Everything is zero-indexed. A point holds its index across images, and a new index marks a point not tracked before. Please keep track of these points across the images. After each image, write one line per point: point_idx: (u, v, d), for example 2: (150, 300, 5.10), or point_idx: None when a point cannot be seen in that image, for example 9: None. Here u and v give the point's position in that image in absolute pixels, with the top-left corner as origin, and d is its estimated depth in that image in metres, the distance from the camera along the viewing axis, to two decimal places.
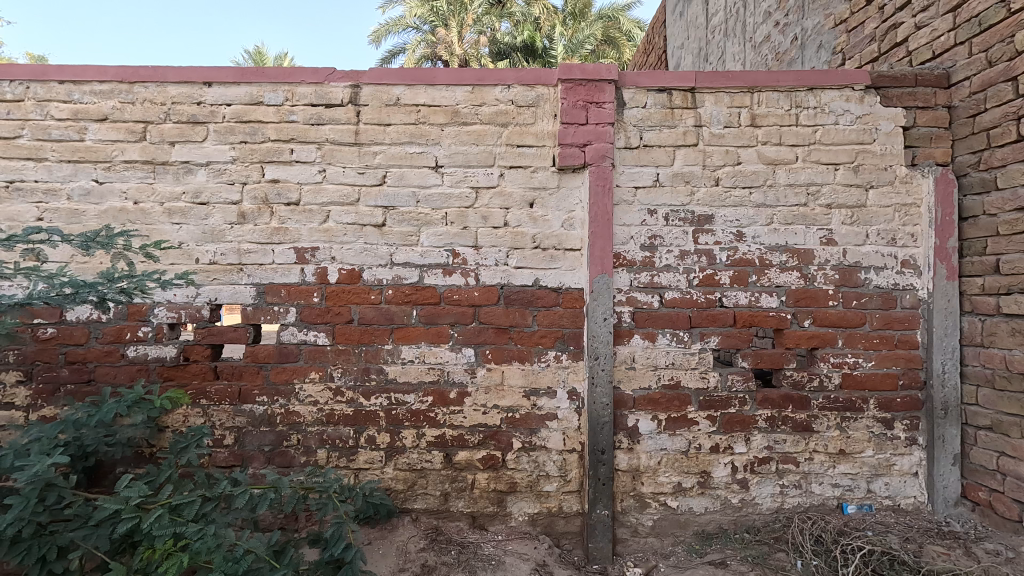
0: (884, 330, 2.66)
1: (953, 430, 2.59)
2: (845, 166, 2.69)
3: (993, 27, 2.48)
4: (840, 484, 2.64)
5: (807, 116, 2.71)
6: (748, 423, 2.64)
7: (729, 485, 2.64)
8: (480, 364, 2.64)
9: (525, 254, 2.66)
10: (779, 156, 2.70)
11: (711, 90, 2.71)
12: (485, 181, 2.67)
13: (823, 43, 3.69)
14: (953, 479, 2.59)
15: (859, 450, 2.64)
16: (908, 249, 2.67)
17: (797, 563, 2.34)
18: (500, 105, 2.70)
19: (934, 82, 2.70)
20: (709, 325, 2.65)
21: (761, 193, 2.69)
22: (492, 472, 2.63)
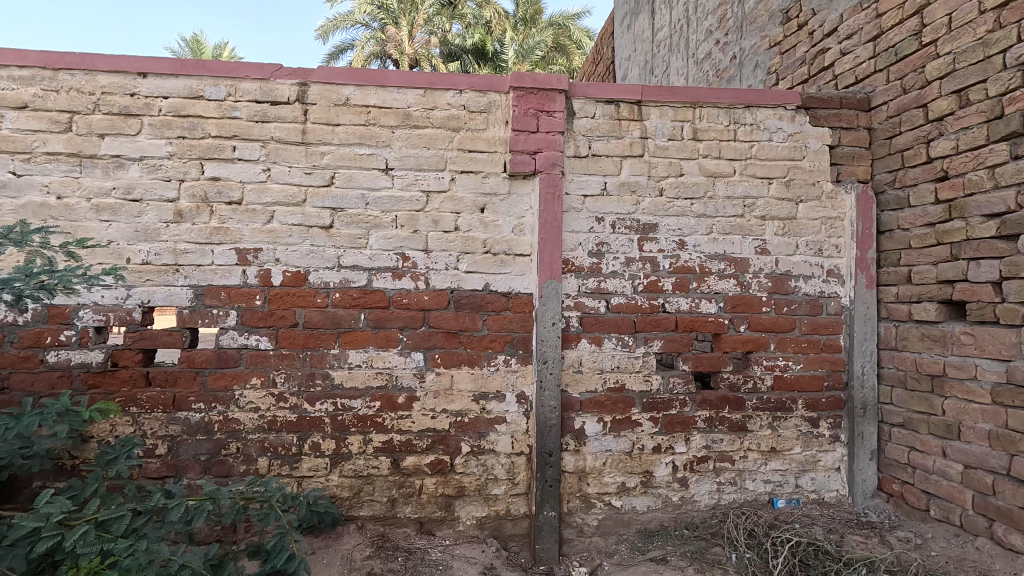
0: (812, 335, 2.84)
1: (871, 427, 2.80)
2: (778, 181, 2.86)
3: (907, 57, 2.71)
4: (771, 480, 2.80)
5: (744, 132, 2.86)
6: (688, 424, 2.75)
7: (670, 484, 2.74)
8: (430, 369, 2.63)
9: (475, 259, 2.67)
10: (718, 169, 2.83)
11: (656, 103, 2.82)
12: (435, 185, 2.67)
13: (759, 63, 3.91)
14: (870, 473, 2.80)
15: (788, 448, 2.81)
16: (833, 259, 2.87)
17: (731, 557, 2.46)
18: (452, 109, 2.71)
19: (857, 105, 2.92)
20: (653, 330, 2.76)
21: (702, 204, 2.82)
22: (441, 477, 2.62)
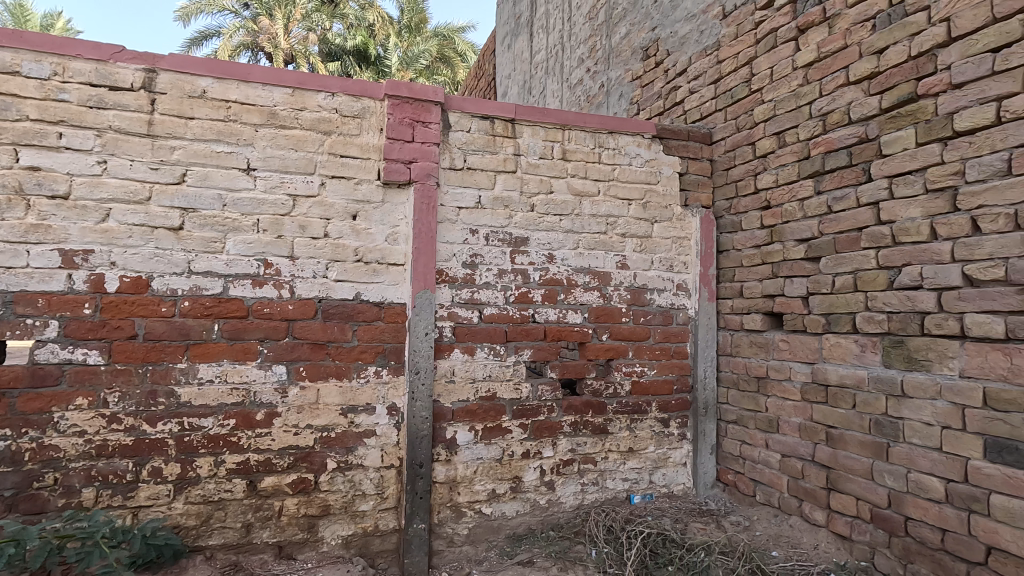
0: (664, 343, 3.13)
1: (711, 425, 3.15)
2: (636, 202, 3.13)
3: (741, 101, 3.12)
4: (628, 478, 3.02)
5: (608, 155, 3.10)
6: (555, 429, 2.89)
7: (538, 488, 2.85)
8: (293, 383, 2.49)
9: (345, 267, 2.59)
10: (584, 189, 3.03)
11: (529, 123, 2.95)
12: (303, 189, 2.55)
13: (623, 94, 4.27)
14: (710, 466, 3.14)
15: (643, 447, 3.06)
16: (681, 275, 3.19)
17: (591, 553, 2.61)
18: (323, 112, 2.61)
19: (701, 139, 3.30)
20: (523, 339, 2.86)
21: (569, 220, 2.99)
22: (303, 497, 2.48)
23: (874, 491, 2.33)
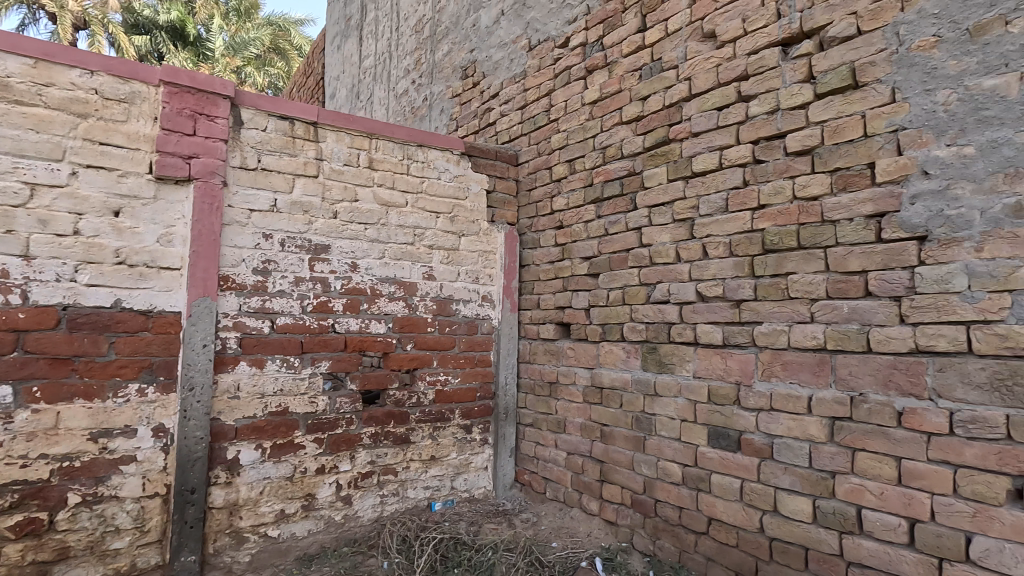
0: (468, 351, 3.25)
1: (510, 428, 3.34)
2: (444, 216, 3.23)
3: (541, 128, 3.40)
4: (430, 486, 3.07)
5: (416, 168, 3.15)
6: (353, 441, 2.83)
7: (333, 504, 2.76)
8: (22, 406, 2.10)
9: (101, 270, 2.26)
10: (392, 199, 3.04)
11: (333, 127, 2.88)
12: (46, 177, 2.18)
13: (444, 109, 4.38)
14: (509, 467, 3.33)
15: (445, 454, 3.13)
16: (486, 286, 3.35)
17: (384, 565, 2.59)
18: (77, 91, 2.27)
19: (508, 160, 3.52)
20: (321, 350, 2.76)
21: (375, 230, 2.98)
22: (32, 541, 2.10)
23: (633, 479, 2.66)
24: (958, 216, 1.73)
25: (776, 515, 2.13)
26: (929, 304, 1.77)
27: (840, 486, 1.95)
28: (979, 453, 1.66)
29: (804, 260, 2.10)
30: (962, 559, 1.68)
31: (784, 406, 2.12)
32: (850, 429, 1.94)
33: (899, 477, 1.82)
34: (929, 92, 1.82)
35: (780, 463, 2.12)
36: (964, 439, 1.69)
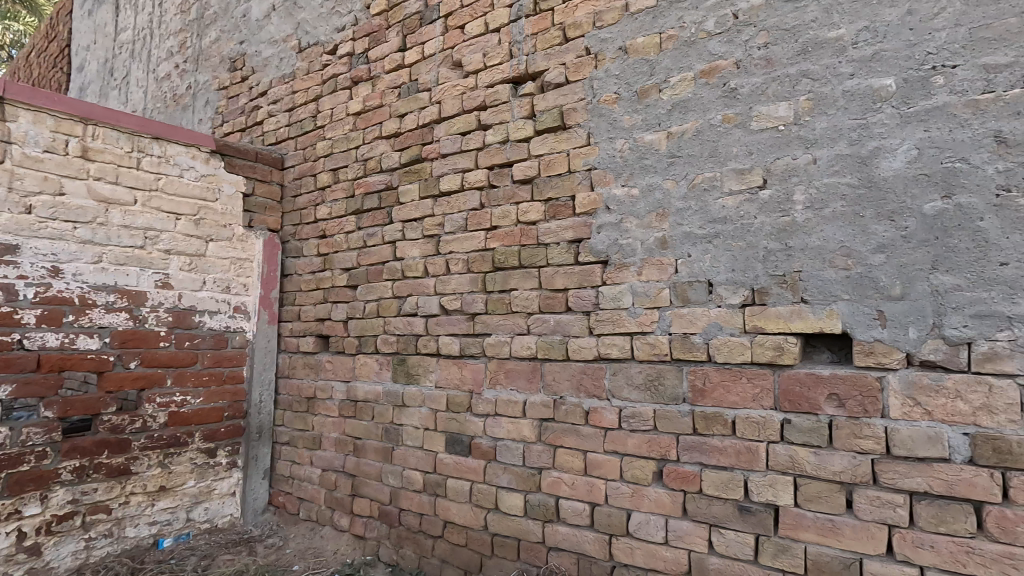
0: (214, 368, 2.97)
1: (264, 449, 3.13)
2: (186, 218, 2.93)
3: (307, 134, 3.29)
4: (157, 521, 2.76)
5: (150, 163, 2.83)
6: (45, 479, 2.41)
7: (12, 557, 2.32)
8: None
9: None
10: (115, 196, 2.70)
11: (29, 106, 2.47)
12: None
13: (209, 101, 4.00)
14: (262, 491, 3.12)
15: (180, 483, 2.83)
16: (239, 297, 3.11)
17: None
18: None
19: (272, 163, 3.32)
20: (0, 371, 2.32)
21: (88, 230, 2.59)
22: None
23: (382, 490, 2.68)
24: (627, 245, 2.08)
25: (497, 512, 2.32)
26: (607, 318, 2.10)
27: (544, 479, 2.20)
28: (637, 442, 2.00)
29: (523, 278, 2.34)
30: (624, 533, 2.00)
31: (505, 410, 2.34)
32: (552, 428, 2.20)
33: (585, 467, 2.11)
34: (611, 139, 2.15)
35: (501, 464, 2.33)
36: (628, 431, 2.03)
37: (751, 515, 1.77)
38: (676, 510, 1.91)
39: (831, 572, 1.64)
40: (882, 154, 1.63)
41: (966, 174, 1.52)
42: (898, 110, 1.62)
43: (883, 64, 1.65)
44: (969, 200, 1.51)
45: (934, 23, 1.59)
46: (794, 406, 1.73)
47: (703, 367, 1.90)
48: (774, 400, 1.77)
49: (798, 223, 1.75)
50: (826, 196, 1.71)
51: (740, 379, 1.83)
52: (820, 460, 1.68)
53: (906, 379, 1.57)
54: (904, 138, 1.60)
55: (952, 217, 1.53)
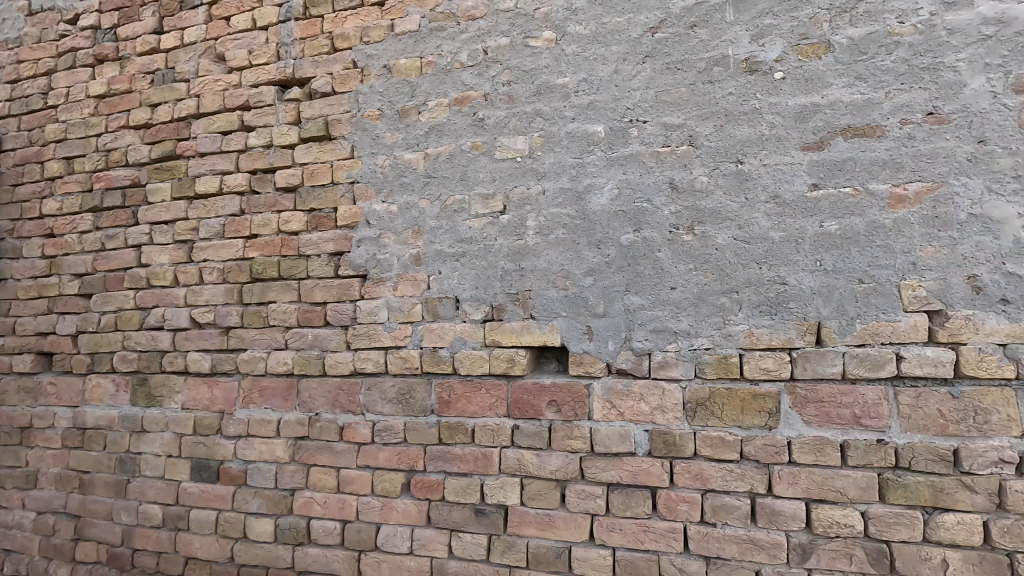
0: None
1: None
2: None
3: (34, 113, 2.77)
4: None
5: None
6: None
7: None
8: None
9: None
10: None
11: None
12: None
13: None
14: None
15: None
16: None
17: None
18: None
19: None
20: None
21: None
22: None
23: (111, 530, 2.37)
24: (384, 261, 2.10)
25: (246, 540, 2.17)
26: (364, 333, 2.10)
27: (296, 501, 2.12)
28: (387, 456, 2.02)
29: (282, 290, 2.23)
30: (373, 548, 2.01)
31: (258, 431, 2.20)
32: (306, 447, 2.13)
33: (337, 485, 2.07)
34: (373, 155, 2.17)
35: (252, 488, 2.19)
36: (379, 445, 2.04)
37: (485, 516, 1.90)
38: (421, 519, 1.97)
39: (547, 561, 1.82)
40: (593, 191, 1.88)
41: (650, 213, 1.82)
42: (605, 154, 1.88)
43: (596, 113, 1.91)
44: (651, 234, 1.81)
45: (632, 83, 1.88)
46: (523, 413, 1.90)
47: (449, 380, 2.00)
48: (507, 408, 1.93)
49: (529, 246, 1.94)
50: (551, 224, 1.92)
51: (480, 389, 1.96)
52: (541, 460, 1.87)
53: (606, 386, 1.83)
54: (609, 178, 1.87)
55: (640, 248, 1.82)
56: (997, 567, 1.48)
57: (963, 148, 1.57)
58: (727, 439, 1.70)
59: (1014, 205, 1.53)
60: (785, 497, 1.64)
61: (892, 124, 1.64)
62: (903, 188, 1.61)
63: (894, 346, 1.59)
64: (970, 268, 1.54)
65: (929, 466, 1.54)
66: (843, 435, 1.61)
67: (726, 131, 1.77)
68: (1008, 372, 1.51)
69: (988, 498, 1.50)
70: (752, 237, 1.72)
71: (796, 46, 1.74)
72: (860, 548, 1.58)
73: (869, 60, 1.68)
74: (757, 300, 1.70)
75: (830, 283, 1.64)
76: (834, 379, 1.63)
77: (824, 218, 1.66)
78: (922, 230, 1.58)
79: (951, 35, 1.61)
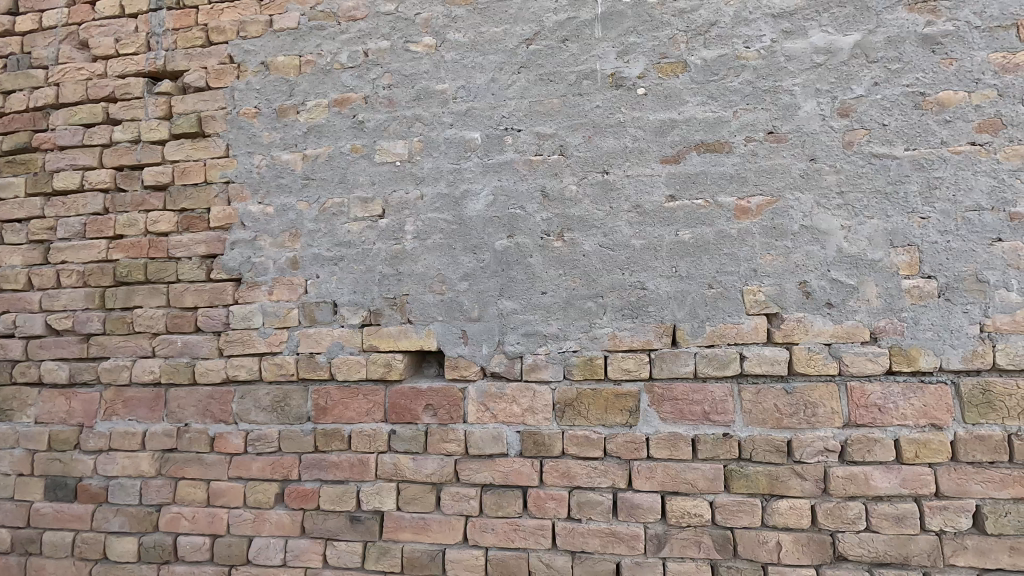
0: None
1: None
2: None
3: None
4: None
5: None
6: None
7: None
8: None
9: None
10: None
11: None
12: None
13: None
14: None
15: None
16: None
17: None
18: None
19: None
20: None
21: None
22: None
23: None
24: (259, 264, 2.03)
25: (106, 561, 2.04)
26: (237, 339, 2.02)
27: (162, 517, 2.01)
28: (261, 466, 1.96)
29: (149, 294, 2.10)
30: (245, 562, 1.95)
31: (120, 445, 2.07)
32: (173, 460, 2.02)
33: (207, 498, 1.99)
34: (249, 154, 2.09)
35: (113, 505, 2.05)
36: (253, 455, 1.98)
37: (360, 523, 1.89)
38: (295, 530, 1.92)
39: (421, 565, 1.83)
40: (469, 197, 1.91)
41: (522, 220, 1.86)
42: (481, 160, 1.91)
43: (473, 120, 1.93)
44: (524, 240, 1.86)
45: (507, 92, 1.92)
46: (400, 417, 1.90)
47: (326, 386, 1.96)
48: (384, 413, 1.92)
49: (407, 251, 1.93)
50: (429, 229, 1.92)
51: (357, 395, 1.94)
52: (417, 464, 1.87)
53: (480, 389, 1.86)
54: (484, 185, 1.90)
55: (513, 254, 1.86)
56: (821, 546, 1.64)
57: (797, 166, 1.72)
58: (591, 438, 1.77)
59: (837, 218, 1.69)
60: (643, 491, 1.73)
61: (738, 141, 1.76)
62: (747, 201, 1.74)
63: (738, 346, 1.72)
64: (801, 275, 1.70)
65: (766, 456, 1.68)
66: (694, 430, 1.73)
67: (593, 143, 1.84)
68: (832, 368, 1.67)
69: (815, 484, 1.65)
70: (615, 244, 1.80)
71: (657, 63, 1.83)
72: (707, 535, 1.69)
73: (719, 81, 1.79)
74: (619, 305, 1.79)
75: (683, 288, 1.75)
76: (687, 378, 1.75)
77: (679, 227, 1.77)
78: (762, 240, 1.72)
79: (789, 61, 1.76)
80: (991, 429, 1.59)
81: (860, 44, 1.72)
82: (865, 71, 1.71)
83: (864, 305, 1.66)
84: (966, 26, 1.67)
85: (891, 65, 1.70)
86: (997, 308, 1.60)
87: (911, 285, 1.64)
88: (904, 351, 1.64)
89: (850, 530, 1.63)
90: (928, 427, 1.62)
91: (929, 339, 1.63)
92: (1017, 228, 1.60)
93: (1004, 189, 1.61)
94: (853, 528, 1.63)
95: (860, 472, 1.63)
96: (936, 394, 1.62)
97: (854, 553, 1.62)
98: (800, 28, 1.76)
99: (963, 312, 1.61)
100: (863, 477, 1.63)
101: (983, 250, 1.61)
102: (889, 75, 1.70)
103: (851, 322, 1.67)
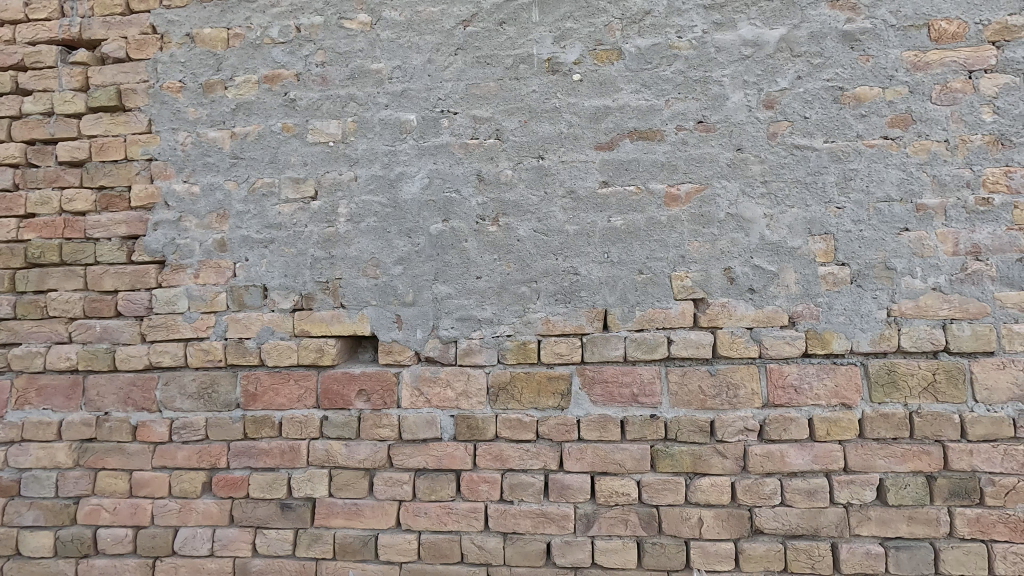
0: None
1: None
2: None
3: None
4: None
5: None
6: None
7: None
8: None
9: None
10: None
11: None
12: None
13: None
14: None
15: None
16: None
17: None
18: None
19: None
20: None
21: None
22: None
23: None
24: (184, 246, 1.95)
25: (19, 557, 1.94)
26: (161, 324, 1.95)
27: (80, 510, 1.93)
28: (186, 455, 1.90)
29: (65, 277, 1.99)
30: (169, 553, 1.90)
31: (33, 435, 1.96)
32: (92, 450, 1.93)
33: (129, 490, 1.92)
34: (173, 130, 1.98)
35: (27, 499, 1.96)
36: (178, 443, 1.91)
37: (291, 511, 1.86)
38: (222, 519, 1.88)
39: (353, 551, 1.83)
40: (404, 179, 1.88)
41: (457, 204, 1.85)
42: (417, 143, 1.88)
43: (408, 101, 1.89)
44: (459, 224, 1.85)
45: (443, 74, 1.88)
46: (333, 404, 1.87)
47: (256, 372, 1.92)
48: (316, 399, 1.88)
49: (339, 233, 1.89)
50: (363, 212, 1.89)
51: (288, 381, 1.90)
52: (349, 450, 1.85)
53: (414, 373, 1.85)
54: (419, 168, 1.88)
55: (447, 238, 1.85)
56: (740, 521, 1.72)
57: (724, 155, 1.77)
58: (524, 421, 1.79)
59: (761, 207, 1.75)
60: (574, 472, 1.77)
61: (669, 130, 1.79)
62: (677, 189, 1.78)
63: (666, 331, 1.77)
64: (726, 261, 1.76)
65: (691, 436, 1.74)
66: (623, 412, 1.77)
67: (528, 127, 1.84)
68: (753, 351, 1.74)
69: (735, 462, 1.73)
70: (549, 229, 1.81)
71: (593, 50, 1.84)
72: (634, 513, 1.75)
73: (652, 70, 1.81)
74: (552, 290, 1.80)
75: (615, 273, 1.79)
76: (617, 361, 1.79)
77: (611, 213, 1.80)
78: (690, 227, 1.77)
79: (718, 52, 1.79)
80: (895, 408, 1.70)
81: (785, 38, 1.77)
82: (790, 65, 1.76)
83: (784, 290, 1.74)
84: (882, 24, 1.73)
85: (814, 59, 1.75)
86: (902, 294, 1.70)
87: (827, 272, 1.72)
88: (819, 335, 1.72)
89: (766, 505, 1.71)
90: (839, 407, 1.71)
91: (841, 323, 1.72)
92: (922, 219, 1.70)
93: (912, 181, 1.70)
94: (768, 503, 1.71)
95: (776, 450, 1.72)
96: (846, 375, 1.72)
97: (769, 526, 1.71)
98: (730, 20, 1.79)
99: (873, 298, 1.71)
100: (778, 455, 1.71)
101: (892, 239, 1.70)
102: (811, 69, 1.75)
103: (771, 307, 1.74)
